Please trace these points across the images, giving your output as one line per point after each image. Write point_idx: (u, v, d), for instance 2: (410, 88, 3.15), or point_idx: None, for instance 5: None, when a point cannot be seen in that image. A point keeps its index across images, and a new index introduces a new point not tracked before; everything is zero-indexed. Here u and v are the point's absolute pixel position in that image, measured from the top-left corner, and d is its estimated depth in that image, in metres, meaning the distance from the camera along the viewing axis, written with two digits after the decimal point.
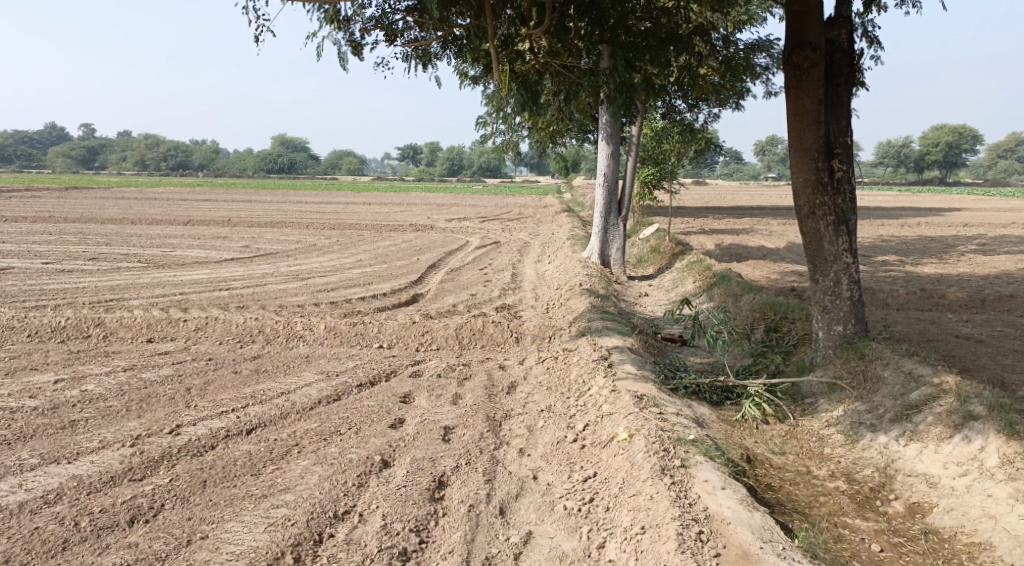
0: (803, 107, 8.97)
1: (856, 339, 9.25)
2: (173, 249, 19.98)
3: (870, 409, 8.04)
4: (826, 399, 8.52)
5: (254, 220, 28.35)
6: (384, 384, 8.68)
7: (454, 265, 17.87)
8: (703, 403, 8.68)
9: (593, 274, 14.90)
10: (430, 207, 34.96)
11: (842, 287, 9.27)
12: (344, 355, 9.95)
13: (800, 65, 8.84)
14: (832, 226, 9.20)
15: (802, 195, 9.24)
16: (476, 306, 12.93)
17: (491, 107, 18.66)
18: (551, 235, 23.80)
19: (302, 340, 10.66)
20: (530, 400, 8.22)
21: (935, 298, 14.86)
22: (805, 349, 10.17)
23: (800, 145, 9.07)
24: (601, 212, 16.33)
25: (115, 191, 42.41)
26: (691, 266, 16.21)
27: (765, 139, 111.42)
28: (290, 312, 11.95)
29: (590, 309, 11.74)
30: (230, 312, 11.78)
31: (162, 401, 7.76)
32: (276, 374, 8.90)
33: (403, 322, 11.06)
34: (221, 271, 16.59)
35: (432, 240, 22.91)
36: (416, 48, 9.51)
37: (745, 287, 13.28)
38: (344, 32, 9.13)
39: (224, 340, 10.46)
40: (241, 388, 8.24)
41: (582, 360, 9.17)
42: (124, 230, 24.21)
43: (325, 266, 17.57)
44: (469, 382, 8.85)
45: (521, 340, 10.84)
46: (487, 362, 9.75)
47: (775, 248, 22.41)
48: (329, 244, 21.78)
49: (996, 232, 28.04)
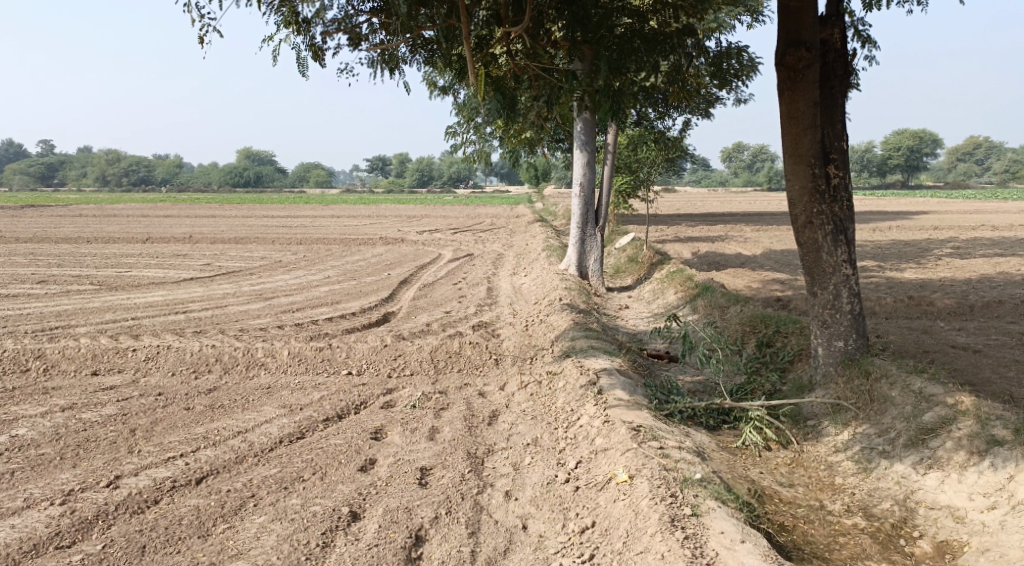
0: (798, 110, 8.37)
1: (858, 356, 8.66)
2: (129, 270, 19.11)
3: (881, 432, 7.44)
4: (831, 421, 7.92)
5: (217, 237, 27.45)
6: (353, 417, 7.94)
7: (425, 281, 17.16)
8: (699, 430, 8.03)
9: (572, 287, 14.24)
10: (400, 219, 34.29)
11: (842, 300, 8.67)
12: (309, 384, 9.21)
13: (794, 65, 8.26)
14: (831, 236, 8.60)
15: (798, 203, 8.64)
16: (450, 325, 12.24)
17: (462, 117, 18.05)
18: (525, 247, 23.15)
19: (263, 367, 9.93)
20: (513, 433, 7.53)
21: (924, 305, 14.35)
22: (803, 365, 9.56)
23: (795, 151, 8.47)
24: (578, 222, 15.66)
25: (75, 210, 41.05)
26: (671, 277, 15.60)
27: (731, 146, 111.89)
28: (251, 337, 11.20)
29: (573, 326, 11.06)
30: (187, 338, 11.00)
31: (104, 446, 7.01)
32: (233, 409, 8.14)
33: (373, 346, 10.33)
34: (178, 292, 15.78)
35: (403, 254, 22.20)
36: (382, 52, 8.82)
37: (731, 299, 12.68)
38: (303, 35, 8.41)
39: (177, 371, 9.70)
40: (194, 428, 7.50)
41: (568, 386, 8.49)
42: (80, 250, 23.24)
43: (290, 284, 16.81)
44: (446, 412, 8.14)
45: (500, 362, 10.13)
46: (465, 388, 9.04)
47: (753, 255, 21.89)
48: (295, 260, 20.99)
49: (968, 235, 27.79)
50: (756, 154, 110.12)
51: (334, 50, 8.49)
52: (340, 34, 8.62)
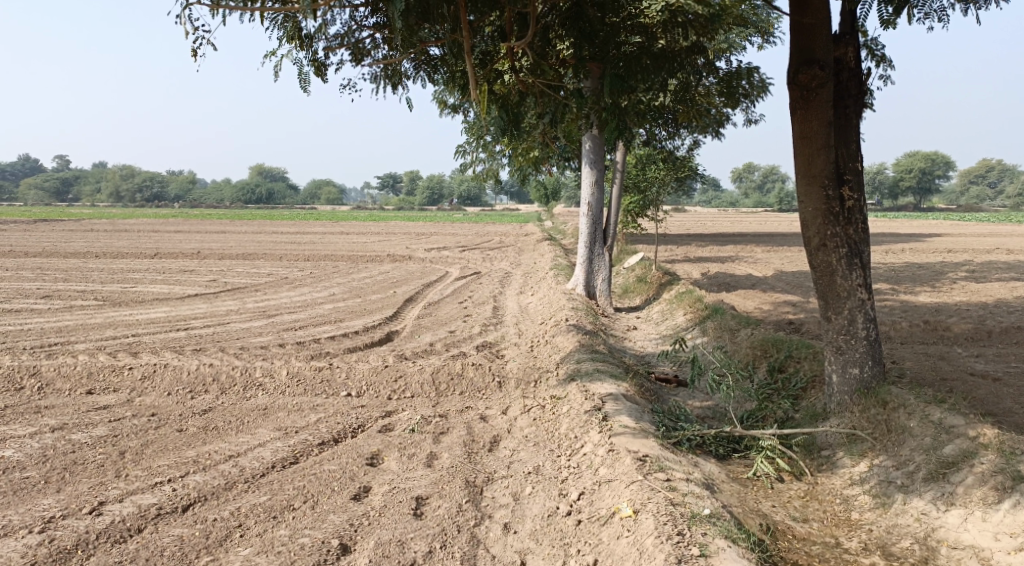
0: (811, 130, 8.12)
1: (874, 384, 8.36)
2: (134, 286, 18.92)
3: (899, 465, 7.17)
4: (846, 452, 7.66)
5: (224, 252, 27.31)
6: (350, 441, 7.68)
7: (432, 299, 16.93)
8: (709, 459, 7.75)
9: (579, 307, 13.99)
10: (409, 236, 34.13)
11: (857, 325, 8.38)
12: (306, 406, 8.95)
13: (807, 84, 8.01)
14: (845, 259, 8.32)
15: (811, 224, 8.38)
16: (454, 345, 11.98)
17: (471, 135, 17.88)
18: (533, 266, 22.92)
19: (261, 388, 9.68)
20: (514, 460, 7.26)
21: (939, 329, 14.04)
22: (817, 392, 9.26)
23: (808, 172, 8.22)
24: (586, 241, 15.40)
25: (85, 224, 41.13)
26: (681, 298, 15.33)
27: (741, 166, 111.75)
28: (251, 356, 10.97)
29: (579, 349, 10.80)
30: (186, 356, 10.76)
31: (90, 470, 6.77)
32: (227, 431, 7.89)
33: (374, 367, 10.08)
34: (181, 308, 15.58)
35: (409, 271, 21.97)
36: (385, 68, 8.61)
37: (741, 321, 12.39)
38: (305, 51, 8.23)
39: (173, 391, 9.46)
40: (184, 451, 7.24)
41: (572, 412, 8.21)
42: (86, 265, 23.12)
43: (294, 302, 16.59)
44: (446, 437, 7.87)
45: (504, 385, 9.86)
46: (466, 412, 8.77)
47: (764, 276, 21.60)
48: (301, 277, 20.80)
49: (982, 258, 27.42)
50: (767, 174, 109.82)
51: (337, 65, 8.30)
52: (343, 49, 8.43)
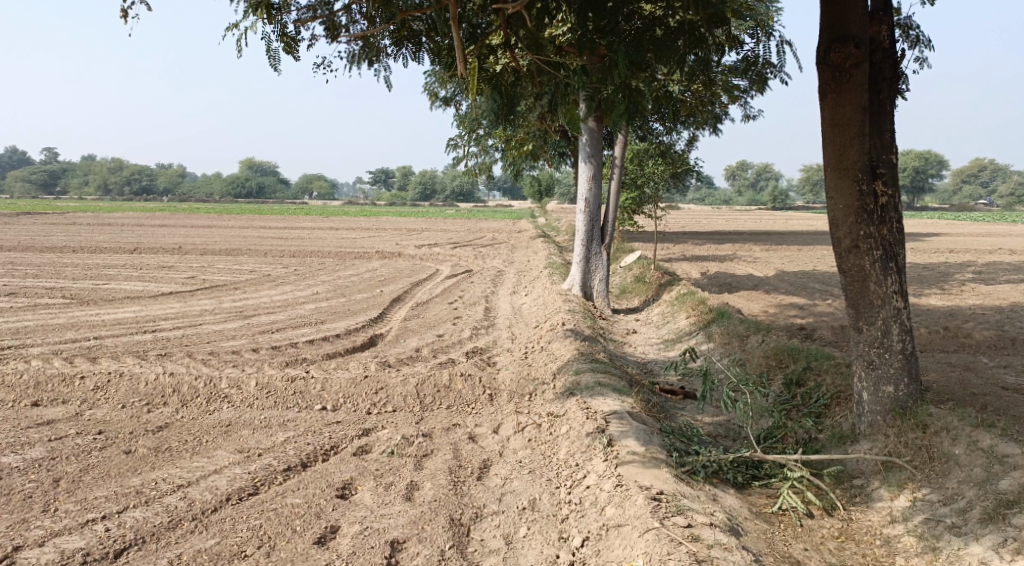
0: (844, 117, 7.22)
1: (911, 404, 7.46)
2: (106, 283, 17.87)
3: (945, 500, 6.49)
4: (883, 482, 6.91)
5: (206, 247, 26.24)
6: (320, 467, 6.73)
7: (421, 299, 15.99)
8: (727, 490, 6.86)
9: (576, 310, 13.09)
10: (399, 232, 33.23)
11: (892, 337, 7.48)
12: (275, 422, 8.00)
13: (840, 64, 7.11)
14: (879, 263, 7.42)
15: (841, 224, 7.47)
16: (442, 351, 11.04)
17: (464, 128, 17.04)
18: (527, 264, 21.96)
19: (227, 400, 8.72)
20: (506, 491, 6.36)
21: (960, 336, 13.13)
22: (842, 410, 8.37)
23: (839, 164, 7.31)
24: (582, 239, 14.44)
25: (70, 217, 40.16)
26: (683, 300, 14.41)
27: (734, 165, 110.86)
28: (220, 362, 10.00)
29: (577, 357, 9.85)
30: (149, 363, 9.79)
31: (13, 503, 5.85)
32: (180, 454, 6.94)
33: (352, 377, 9.11)
34: (152, 308, 14.57)
35: (398, 269, 20.96)
36: (364, 44, 7.71)
37: (751, 327, 11.45)
38: (274, 24, 7.39)
39: (127, 405, 8.48)
40: (127, 479, 6.30)
41: (572, 433, 7.29)
42: (60, 260, 22.04)
43: (274, 301, 15.61)
44: (429, 461, 6.95)
45: (496, 398, 8.95)
46: (453, 430, 7.84)
47: (766, 276, 20.69)
48: (284, 274, 19.79)
49: (985, 258, 26.49)
50: (759, 172, 108.80)
51: (309, 40, 7.42)
52: (316, 22, 7.55)
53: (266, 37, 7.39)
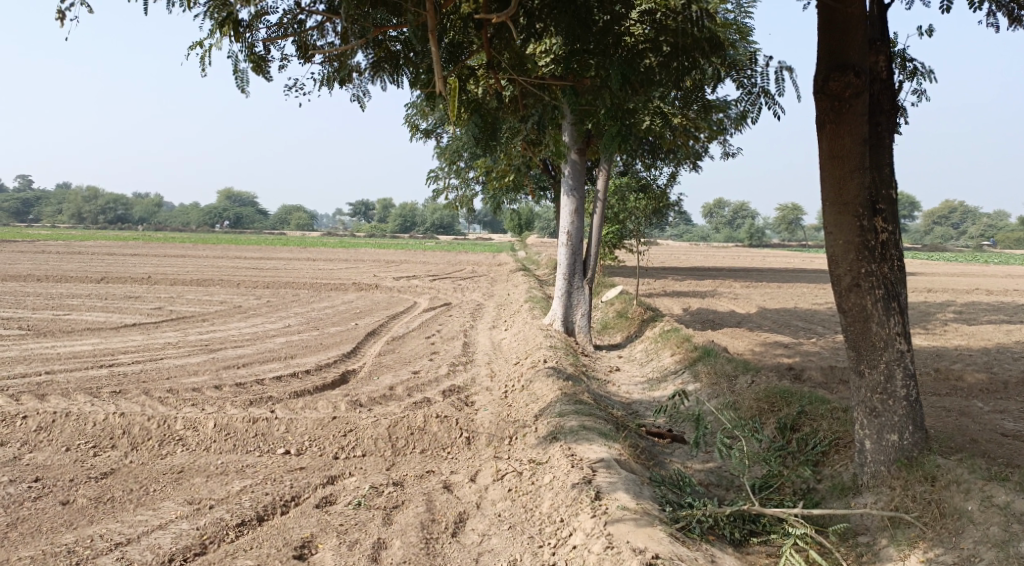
0: (843, 148, 6.77)
1: (917, 454, 6.88)
2: (68, 313, 17.12)
3: (962, 562, 5.99)
4: (891, 541, 6.42)
5: (177, 278, 25.49)
6: (277, 522, 6.13)
7: (396, 333, 15.38)
8: (724, 548, 6.30)
9: (558, 346, 12.56)
10: (377, 264, 32.69)
11: (895, 383, 6.93)
12: (232, 468, 7.36)
13: (840, 93, 6.69)
14: (882, 303, 6.91)
15: (840, 262, 6.98)
16: (417, 388, 10.45)
17: (445, 159, 16.59)
18: (506, 298, 21.47)
19: (182, 442, 8.08)
20: (483, 550, 5.91)
21: (952, 377, 12.71)
22: (842, 457, 7.83)
23: (838, 198, 6.85)
24: (564, 274, 13.90)
25: (39, 245, 39.31)
26: (667, 336, 13.92)
27: (712, 202, 111.33)
28: (179, 400, 9.35)
29: (559, 397, 9.27)
30: (101, 401, 9.12)
31: None
32: (124, 506, 6.33)
33: (319, 418, 8.49)
34: (113, 340, 13.87)
35: (374, 301, 20.38)
36: (338, 63, 7.23)
37: (739, 366, 10.95)
38: (243, 41, 6.89)
39: (72, 447, 7.82)
40: (60, 536, 5.80)
41: (555, 484, 6.70)
42: (23, 289, 21.23)
43: (243, 335, 14.95)
44: (399, 514, 6.34)
45: (473, 441, 8.34)
46: (426, 478, 7.23)
47: (749, 314, 20.29)
48: (256, 306, 19.13)
49: (964, 298, 26.30)
50: (737, 210, 109.35)
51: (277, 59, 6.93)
52: (286, 41, 7.07)
53: (232, 55, 6.90)
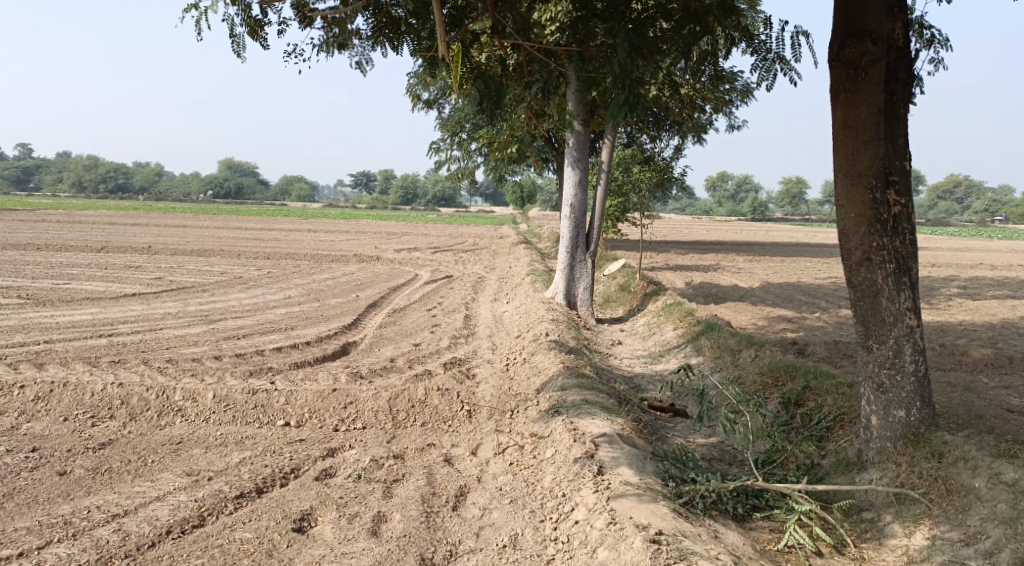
0: (857, 118, 6.66)
1: (924, 431, 6.81)
2: (67, 283, 17.03)
3: (968, 539, 5.93)
4: (896, 518, 6.36)
5: (178, 248, 25.38)
6: (276, 494, 6.07)
7: (398, 305, 15.29)
8: (727, 524, 6.24)
9: (560, 319, 12.46)
10: (379, 236, 32.56)
11: (904, 358, 6.83)
12: (232, 440, 7.29)
13: (856, 61, 6.58)
14: (892, 277, 6.80)
15: (852, 235, 6.87)
16: (418, 361, 10.37)
17: (446, 130, 16.42)
18: (508, 270, 21.36)
19: (181, 414, 8.00)
20: (484, 524, 5.86)
21: (957, 353, 12.61)
22: (848, 434, 7.75)
23: (851, 169, 6.74)
24: (566, 246, 13.77)
25: (40, 214, 39.21)
26: (669, 310, 13.82)
27: (715, 175, 110.84)
28: (178, 371, 9.27)
29: (562, 371, 9.18)
30: (100, 371, 9.04)
31: None
32: (121, 477, 6.27)
33: (319, 390, 8.41)
34: (112, 310, 13.79)
35: (375, 273, 20.28)
36: (337, 29, 7.08)
37: (743, 340, 10.85)
38: (239, 4, 6.74)
39: (70, 417, 7.75)
40: (56, 507, 5.74)
41: (558, 459, 6.63)
42: (24, 258, 21.14)
43: (243, 305, 14.86)
44: (399, 488, 6.27)
45: (474, 414, 8.26)
46: (427, 451, 7.16)
47: (751, 288, 20.18)
48: (256, 277, 19.03)
49: (968, 273, 26.16)
50: (739, 184, 108.89)
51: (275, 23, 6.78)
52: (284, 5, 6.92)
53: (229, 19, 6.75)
